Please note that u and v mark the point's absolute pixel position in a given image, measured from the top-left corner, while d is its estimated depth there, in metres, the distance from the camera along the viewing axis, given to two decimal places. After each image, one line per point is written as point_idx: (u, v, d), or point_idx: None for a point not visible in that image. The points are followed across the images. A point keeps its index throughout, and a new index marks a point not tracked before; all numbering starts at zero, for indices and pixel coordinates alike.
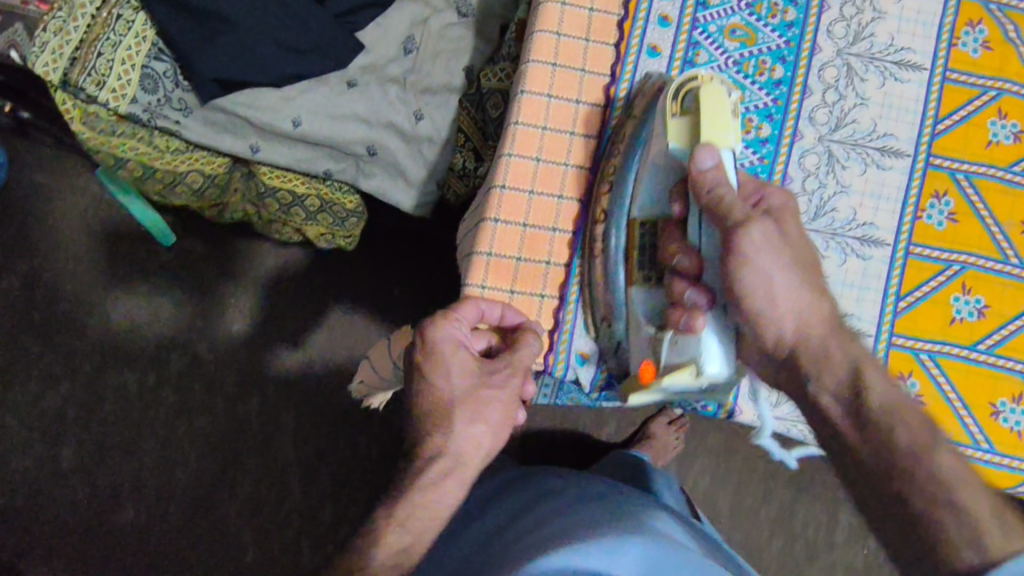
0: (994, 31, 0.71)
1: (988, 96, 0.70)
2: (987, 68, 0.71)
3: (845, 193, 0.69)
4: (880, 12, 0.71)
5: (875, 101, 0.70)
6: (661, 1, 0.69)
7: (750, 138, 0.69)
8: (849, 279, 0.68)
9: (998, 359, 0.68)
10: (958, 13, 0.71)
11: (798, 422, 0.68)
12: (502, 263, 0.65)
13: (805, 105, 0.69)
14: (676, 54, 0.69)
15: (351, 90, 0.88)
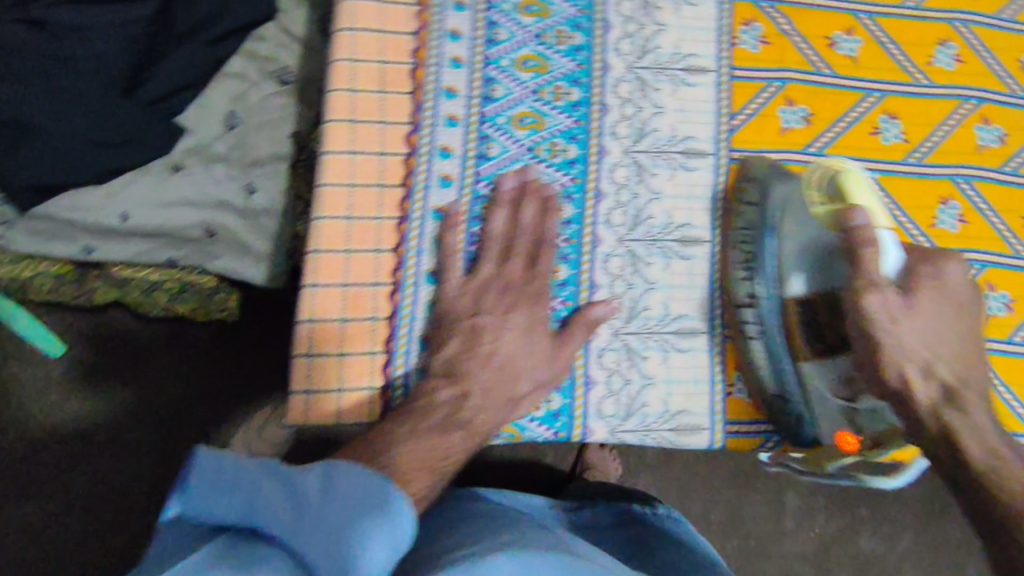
0: (768, 27, 0.76)
1: (772, 88, 0.74)
2: (768, 62, 0.75)
3: (658, 200, 0.71)
4: (661, 24, 0.74)
5: (670, 108, 0.73)
6: (450, 44, 0.70)
7: (558, 163, 0.69)
8: (676, 282, 0.70)
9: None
10: (734, 15, 0.76)
11: (652, 432, 0.68)
12: (327, 327, 0.64)
13: (605, 126, 0.71)
14: (473, 92, 0.69)
15: (178, 174, 0.86)
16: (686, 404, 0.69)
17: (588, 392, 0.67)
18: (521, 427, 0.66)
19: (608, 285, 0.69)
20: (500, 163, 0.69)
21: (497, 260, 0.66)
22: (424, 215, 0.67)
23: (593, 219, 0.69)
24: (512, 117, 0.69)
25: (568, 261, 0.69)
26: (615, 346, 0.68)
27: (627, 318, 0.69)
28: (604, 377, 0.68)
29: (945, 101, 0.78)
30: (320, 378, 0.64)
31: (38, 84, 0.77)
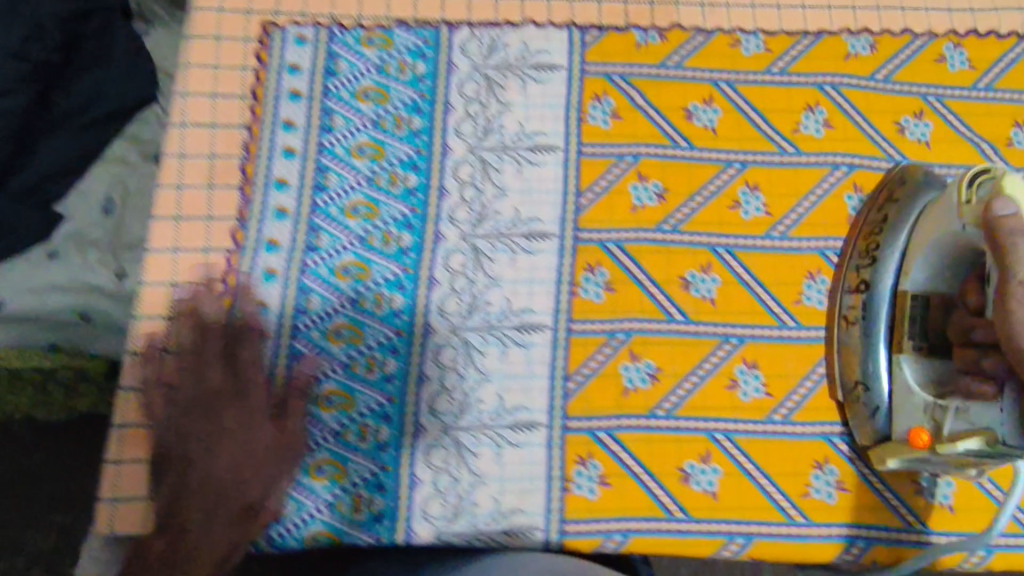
0: (620, 101, 0.74)
1: (622, 162, 0.72)
2: (619, 136, 0.73)
3: (497, 285, 0.68)
4: (505, 104, 0.73)
5: (513, 189, 0.71)
6: (283, 135, 0.70)
7: (391, 251, 0.68)
8: (513, 369, 0.67)
9: (683, 420, 0.67)
10: (584, 90, 0.74)
11: (482, 534, 0.63)
12: (140, 429, 0.64)
13: (441, 213, 0.70)
14: (304, 183, 0.69)
15: (53, 261, 0.86)
16: (521, 504, 0.64)
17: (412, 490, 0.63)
18: (340, 532, 0.63)
19: (439, 376, 0.66)
20: (328, 253, 0.68)
21: (219, 372, 0.63)
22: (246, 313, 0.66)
23: (425, 307, 0.67)
24: (344, 207, 0.69)
25: (397, 353, 0.66)
26: (445, 442, 0.65)
27: (459, 411, 0.65)
28: (432, 476, 0.64)
29: (814, 170, 0.74)
30: (128, 483, 0.63)
31: None
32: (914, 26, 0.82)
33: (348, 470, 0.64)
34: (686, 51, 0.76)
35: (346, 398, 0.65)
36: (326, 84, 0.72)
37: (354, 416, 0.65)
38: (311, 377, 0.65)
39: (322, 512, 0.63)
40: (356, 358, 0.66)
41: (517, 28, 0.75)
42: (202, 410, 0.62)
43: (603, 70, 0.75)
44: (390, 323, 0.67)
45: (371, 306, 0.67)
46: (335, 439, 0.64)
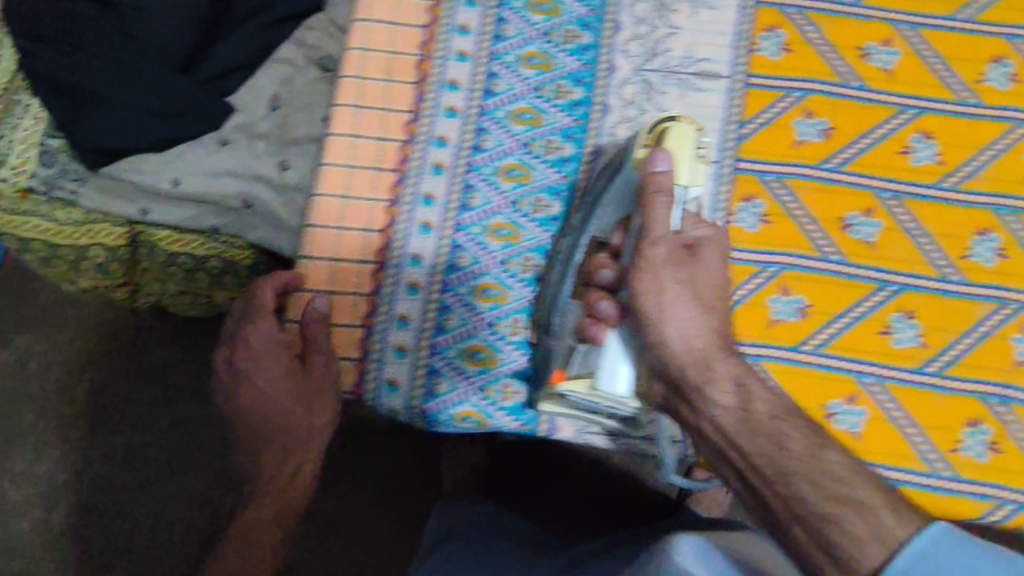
0: (792, 35, 0.83)
1: (791, 97, 0.81)
2: (789, 68, 0.82)
3: (614, 203, 0.76)
4: (675, 28, 0.84)
5: (676, 109, 0.82)
6: (458, 41, 0.84)
7: (550, 160, 0.82)
8: (634, 288, 0.73)
9: (829, 355, 0.76)
10: (758, 21, 0.84)
11: (595, 431, 0.74)
12: (340, 301, 0.80)
13: (597, 138, 0.82)
14: (474, 88, 0.83)
15: (224, 147, 0.94)
16: (632, 414, 0.73)
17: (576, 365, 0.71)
18: (487, 413, 0.78)
19: (567, 286, 0.77)
20: (493, 153, 0.82)
21: (274, 325, 0.81)
22: (417, 200, 0.81)
23: (571, 235, 0.78)
24: (499, 166, 0.81)
25: (542, 263, 0.79)
26: (577, 348, 0.73)
27: (568, 325, 0.75)
28: (576, 357, 0.72)
29: (993, 123, 0.81)
30: None
31: (108, 57, 0.88)
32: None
33: (499, 359, 0.79)
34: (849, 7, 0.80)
35: (500, 292, 0.80)
36: (500, 9, 0.85)
37: (506, 310, 0.79)
38: (471, 269, 0.80)
39: (474, 395, 0.78)
40: (512, 256, 0.80)
41: None
42: (275, 345, 0.81)
43: (780, 3, 0.83)
44: (545, 228, 0.81)
45: (530, 210, 0.81)
46: (489, 328, 0.79)
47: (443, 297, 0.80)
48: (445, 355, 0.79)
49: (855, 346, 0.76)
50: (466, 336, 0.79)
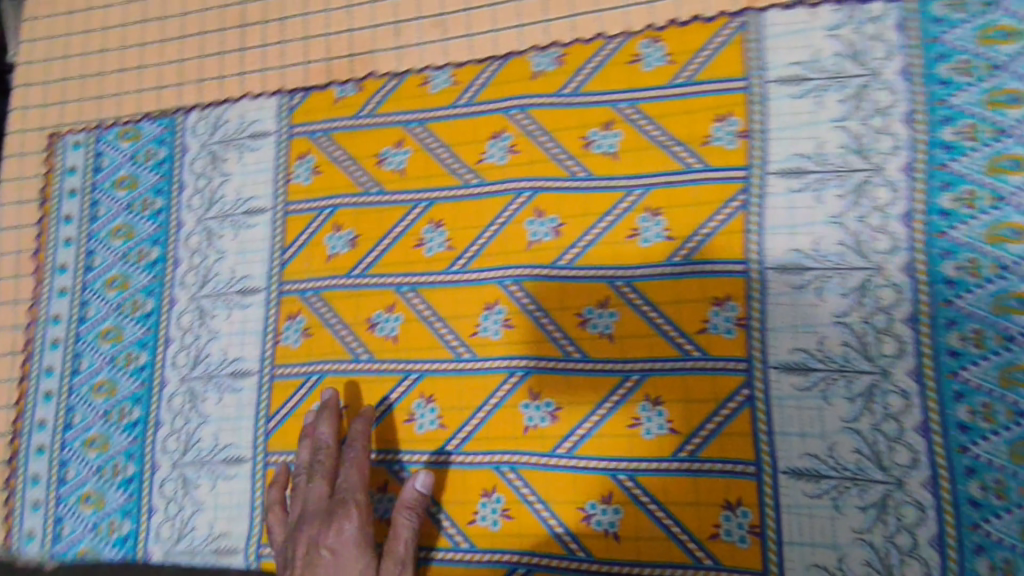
0: (747, 121, 0.74)
1: (654, 228, 0.74)
2: (740, 159, 0.73)
3: (223, 258, 0.86)
4: (226, 175, 0.89)
5: (230, 252, 0.86)
6: (62, 249, 0.92)
7: (148, 214, 0.90)
8: (225, 412, 0.83)
9: (699, 265, 0.73)
10: (710, 108, 0.75)
11: (199, 554, 0.81)
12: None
13: (230, 283, 0.86)
14: (78, 265, 0.91)
15: None
16: (231, 528, 0.80)
17: (250, 497, 0.80)
18: (100, 549, 0.83)
19: (168, 422, 0.84)
20: (93, 321, 0.89)
21: (326, 483, 0.73)
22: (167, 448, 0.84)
23: (162, 362, 0.86)
24: (118, 134, 0.93)
25: (140, 403, 0.85)
26: (173, 476, 0.83)
27: (184, 451, 0.83)
28: (167, 459, 0.83)
29: (855, 208, 0.70)
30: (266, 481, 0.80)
31: None
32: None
33: (106, 500, 0.84)
34: (582, 75, 0.79)
35: (104, 442, 0.85)
36: (94, 178, 0.93)
37: (105, 514, 0.84)
38: (80, 425, 0.86)
39: (89, 533, 0.84)
40: (112, 407, 0.86)
41: (500, 59, 0.82)
42: (320, 519, 0.71)
43: (742, 87, 0.74)
44: (150, 271, 0.89)
45: (140, 209, 0.91)
46: (96, 475, 0.85)
47: (69, 402, 0.87)
48: (68, 503, 0.85)
49: (606, 445, 0.72)
50: (80, 485, 0.85)
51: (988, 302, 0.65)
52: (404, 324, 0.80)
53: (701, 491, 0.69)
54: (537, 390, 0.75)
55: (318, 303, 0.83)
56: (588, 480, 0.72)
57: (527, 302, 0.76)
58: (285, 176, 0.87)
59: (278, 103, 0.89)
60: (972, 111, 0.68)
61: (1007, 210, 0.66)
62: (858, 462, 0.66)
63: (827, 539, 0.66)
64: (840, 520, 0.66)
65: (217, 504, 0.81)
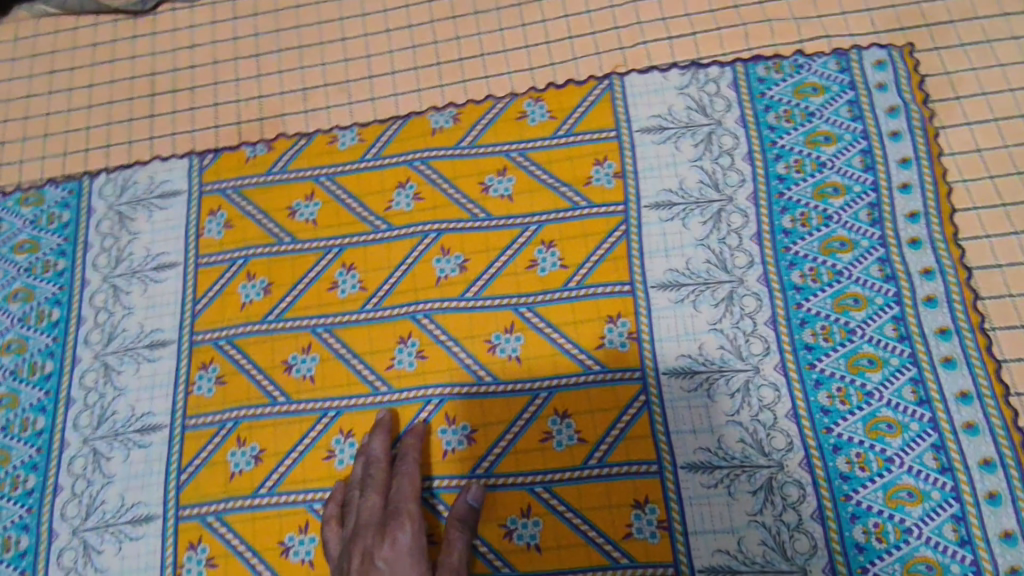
0: (620, 164, 0.86)
1: (548, 257, 0.83)
2: (617, 195, 0.84)
3: (131, 313, 0.87)
4: (134, 234, 0.91)
5: (139, 307, 0.87)
6: None
7: (49, 276, 0.90)
8: (133, 470, 0.80)
9: (591, 288, 0.82)
10: (589, 155, 0.86)
11: None
12: None
13: (138, 337, 0.86)
14: None
15: None
16: None
17: (161, 557, 0.77)
18: None
19: (69, 486, 0.80)
20: None
21: (378, 498, 0.74)
22: (68, 515, 0.79)
23: (63, 424, 0.83)
24: (18, 200, 0.94)
25: (37, 469, 0.81)
26: (73, 544, 0.78)
27: (86, 515, 0.79)
28: (66, 525, 0.79)
29: (715, 231, 0.81)
30: (181, 538, 0.77)
31: None
32: (811, 34, 0.88)
33: None
34: (476, 130, 0.90)
35: None
36: None
37: None
38: None
39: None
40: (4, 477, 0.82)
41: (399, 120, 0.92)
42: (377, 529, 0.71)
43: (614, 137, 0.87)
44: (50, 332, 0.87)
45: (40, 271, 0.90)
46: None
47: None
48: None
49: (519, 459, 0.77)
50: None
51: (830, 302, 0.77)
52: (321, 363, 0.82)
53: (614, 494, 0.74)
54: (454, 414, 0.79)
55: (231, 351, 0.84)
56: (507, 495, 0.75)
57: (439, 333, 0.82)
58: (196, 232, 0.90)
59: (188, 164, 0.93)
60: (796, 149, 0.83)
61: (830, 227, 0.80)
62: (741, 450, 0.74)
63: (725, 524, 0.72)
64: (733, 504, 0.72)
65: (121, 568, 0.77)
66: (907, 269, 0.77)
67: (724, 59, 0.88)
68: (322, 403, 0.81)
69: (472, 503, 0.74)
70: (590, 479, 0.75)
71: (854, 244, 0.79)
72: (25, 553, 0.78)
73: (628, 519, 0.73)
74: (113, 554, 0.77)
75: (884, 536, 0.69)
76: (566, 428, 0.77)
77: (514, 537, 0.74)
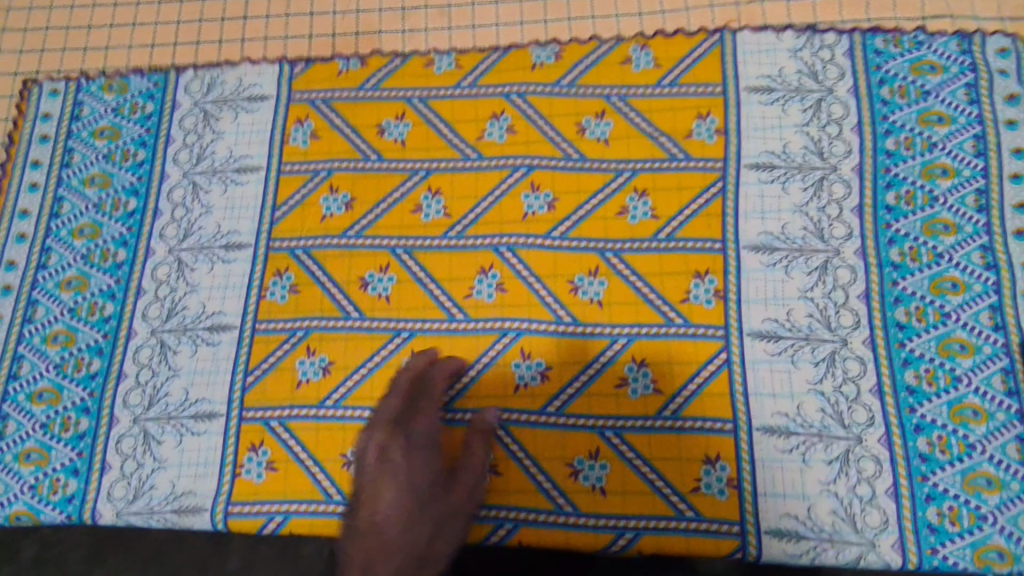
0: (723, 120, 0.84)
1: (640, 204, 0.82)
2: (717, 151, 0.83)
3: (209, 213, 0.86)
4: (219, 133, 0.89)
5: (218, 207, 0.86)
6: (27, 195, 0.88)
7: (128, 165, 0.89)
8: (199, 366, 0.80)
9: (680, 242, 0.80)
10: (692, 108, 0.84)
11: (154, 514, 0.74)
12: None
13: (214, 236, 0.85)
14: (43, 211, 0.88)
15: None
16: (192, 486, 0.75)
17: (220, 455, 0.76)
18: (36, 510, 0.75)
19: (134, 375, 0.80)
20: (55, 269, 0.85)
21: (395, 402, 0.72)
22: (130, 403, 0.79)
23: (131, 313, 0.82)
24: (102, 86, 0.92)
25: (102, 354, 0.81)
26: (134, 431, 0.77)
27: (148, 405, 0.78)
28: (127, 412, 0.78)
29: (815, 199, 0.80)
30: (242, 437, 0.76)
31: None
32: (933, 13, 0.86)
33: (50, 457, 0.77)
34: (578, 70, 0.88)
35: (54, 394, 0.80)
36: (71, 126, 0.91)
37: (47, 472, 0.77)
38: (28, 375, 0.80)
39: (26, 494, 0.76)
40: (68, 358, 0.81)
41: (499, 50, 0.90)
42: (393, 428, 0.70)
43: (719, 93, 0.85)
44: (125, 222, 0.86)
45: (119, 160, 0.89)
46: (42, 430, 0.78)
47: (18, 350, 0.82)
48: (3, 462, 0.77)
49: (592, 402, 0.75)
50: (20, 440, 0.78)
51: (927, 283, 0.76)
52: (397, 285, 0.81)
53: (686, 447, 0.73)
54: (529, 349, 0.78)
55: (308, 261, 0.83)
56: (577, 436, 0.75)
57: (522, 268, 0.81)
58: (282, 139, 0.88)
59: (278, 70, 0.91)
60: (908, 126, 0.81)
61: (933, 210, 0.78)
62: (819, 417, 0.72)
63: (794, 489, 0.71)
64: (804, 474, 0.71)
65: (181, 461, 0.76)
66: (1010, 260, 0.75)
67: (842, 27, 0.86)
68: (396, 322, 0.80)
69: (491, 424, 0.74)
70: (663, 430, 0.74)
71: (957, 228, 0.77)
72: (85, 435, 0.78)
73: (698, 474, 0.72)
74: (173, 446, 0.77)
75: (957, 520, 0.68)
76: (643, 376, 0.76)
77: (580, 479, 0.73)
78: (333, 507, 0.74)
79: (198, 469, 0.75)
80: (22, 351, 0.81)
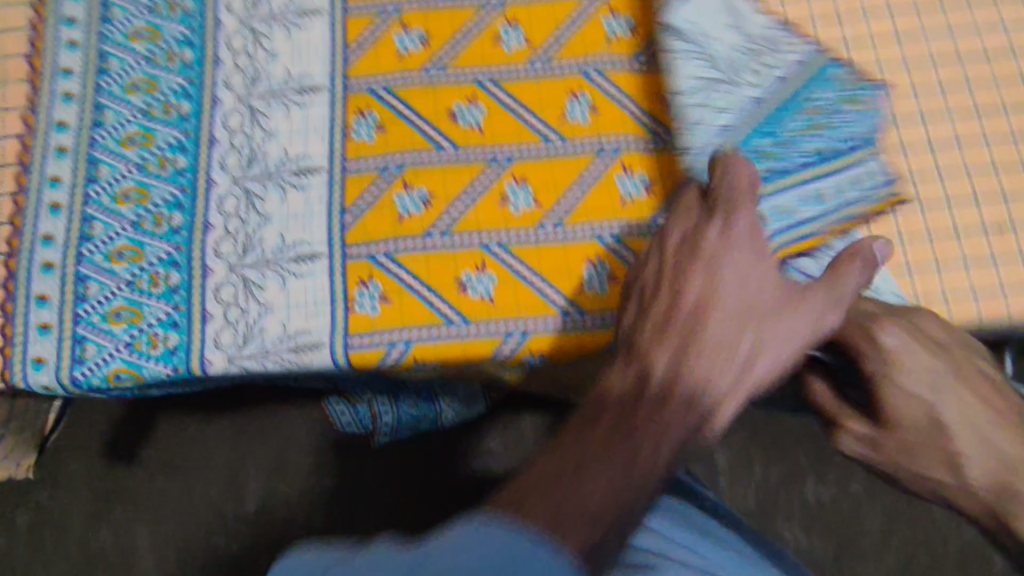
0: None
1: None
2: None
3: (275, 58, 0.81)
4: None
5: (283, 52, 0.81)
6: (66, 54, 0.81)
7: (176, 16, 0.82)
8: (291, 210, 0.76)
9: None
10: None
11: (270, 355, 0.72)
12: None
13: (284, 81, 0.80)
14: (88, 68, 0.80)
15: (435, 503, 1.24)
16: (305, 326, 0.73)
17: (330, 293, 0.73)
18: (138, 366, 0.72)
19: (222, 225, 0.76)
20: (112, 126, 0.78)
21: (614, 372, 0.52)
22: (223, 252, 0.75)
23: (206, 165, 0.77)
24: None
25: (182, 207, 0.76)
26: (232, 279, 0.74)
27: (242, 253, 0.75)
28: (221, 261, 0.74)
29: None
30: (350, 274, 0.74)
31: None
32: None
33: (144, 313, 0.73)
34: None
35: (136, 252, 0.75)
36: None
37: (143, 328, 0.73)
38: (103, 235, 0.75)
39: (122, 351, 0.72)
40: (145, 214, 0.76)
41: None
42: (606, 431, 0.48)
43: None
44: (183, 74, 0.80)
45: (166, 11, 0.82)
46: (128, 287, 0.74)
47: (86, 211, 0.76)
48: (91, 323, 0.73)
49: None
50: (106, 300, 0.73)
51: None
52: (488, 115, 0.79)
53: None
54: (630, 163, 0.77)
55: (390, 98, 0.79)
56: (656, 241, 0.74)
57: (613, 89, 0.80)
58: None
59: None
60: None
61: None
62: (951, 191, 0.71)
63: (929, 261, 0.69)
64: (905, 272, 0.69)
65: (288, 304, 0.73)
66: None
67: None
68: (492, 151, 0.78)
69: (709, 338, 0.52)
70: None
71: None
72: (179, 288, 0.74)
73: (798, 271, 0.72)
74: (277, 290, 0.74)
75: None
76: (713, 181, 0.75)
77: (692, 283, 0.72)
78: (456, 329, 0.73)
79: (309, 309, 0.73)
80: (91, 212, 0.76)
